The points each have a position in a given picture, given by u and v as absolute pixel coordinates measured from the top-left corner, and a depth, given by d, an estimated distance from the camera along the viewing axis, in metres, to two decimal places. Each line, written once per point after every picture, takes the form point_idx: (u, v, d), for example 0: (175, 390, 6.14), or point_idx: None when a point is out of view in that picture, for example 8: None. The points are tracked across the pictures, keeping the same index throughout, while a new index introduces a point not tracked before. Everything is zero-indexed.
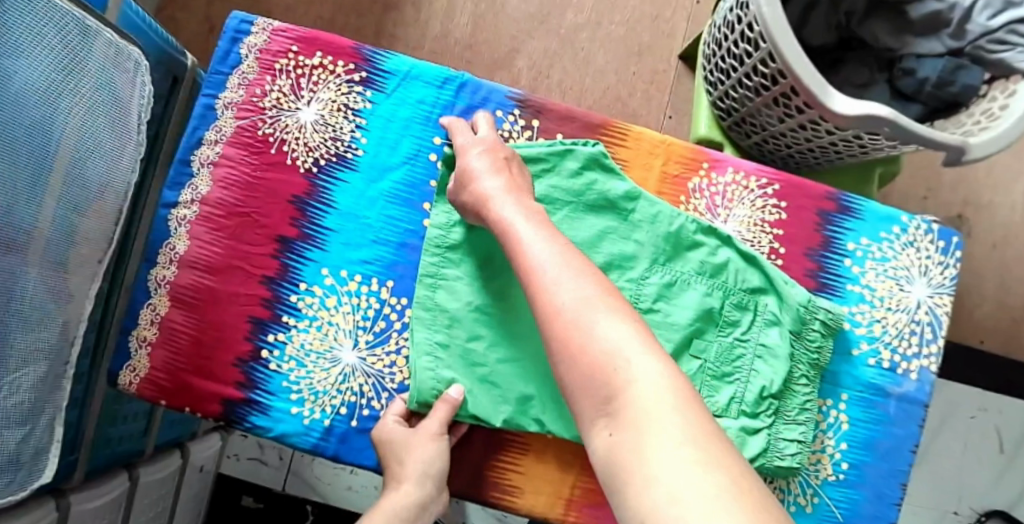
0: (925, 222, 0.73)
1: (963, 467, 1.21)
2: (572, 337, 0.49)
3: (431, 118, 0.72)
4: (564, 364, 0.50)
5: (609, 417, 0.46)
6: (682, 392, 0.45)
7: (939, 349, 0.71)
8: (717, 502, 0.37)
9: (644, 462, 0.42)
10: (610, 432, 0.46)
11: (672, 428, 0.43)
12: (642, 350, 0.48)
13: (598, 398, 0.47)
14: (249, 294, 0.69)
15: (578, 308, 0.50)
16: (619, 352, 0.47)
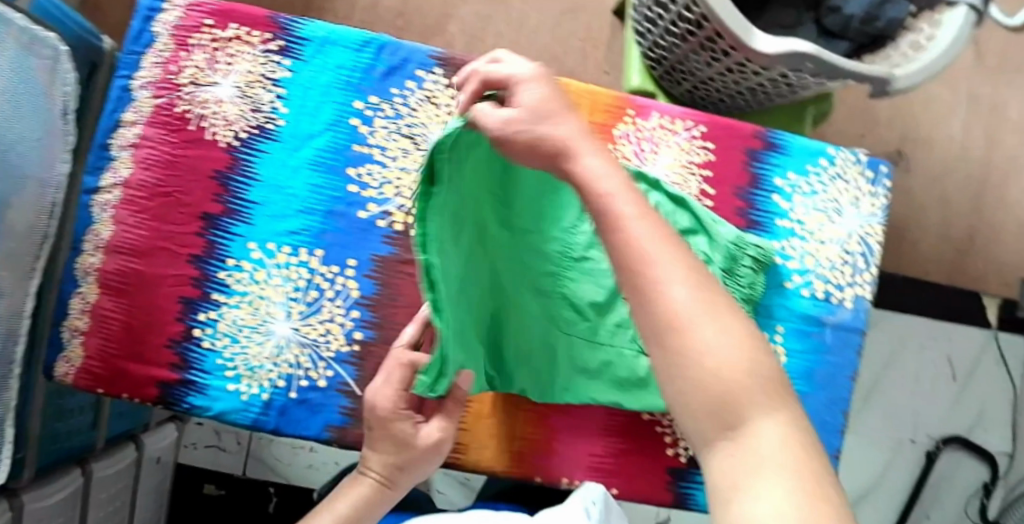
0: (853, 153, 0.74)
1: (916, 395, 1.31)
2: (693, 340, 0.37)
3: (352, 83, 0.70)
4: (672, 375, 0.37)
5: (729, 444, 0.35)
6: (802, 445, 0.35)
7: (873, 277, 0.73)
8: None
9: (753, 493, 0.33)
10: (729, 458, 0.35)
11: (782, 456, 0.34)
12: (762, 381, 0.37)
13: (720, 423, 0.36)
14: (177, 275, 0.68)
15: (700, 311, 0.38)
16: (742, 378, 0.36)
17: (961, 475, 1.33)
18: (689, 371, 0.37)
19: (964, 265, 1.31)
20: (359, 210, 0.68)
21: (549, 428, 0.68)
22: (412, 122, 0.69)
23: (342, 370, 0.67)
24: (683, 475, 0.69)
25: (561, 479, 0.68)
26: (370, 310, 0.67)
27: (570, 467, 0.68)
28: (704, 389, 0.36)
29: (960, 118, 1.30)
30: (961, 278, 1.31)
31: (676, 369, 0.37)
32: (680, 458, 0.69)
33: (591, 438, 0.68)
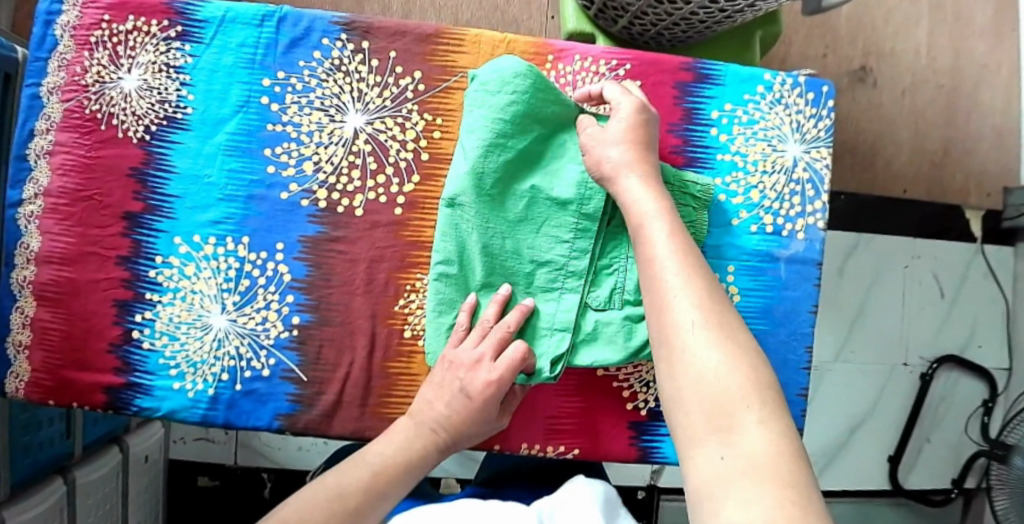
0: (791, 76, 0.70)
1: (907, 316, 1.29)
2: (680, 351, 0.45)
3: (256, 61, 0.67)
4: (673, 383, 0.45)
5: (723, 441, 0.41)
6: (788, 449, 0.39)
7: (825, 206, 0.69)
8: None
9: (729, 487, 0.38)
10: (718, 456, 0.40)
11: (763, 459, 0.39)
12: (747, 385, 0.43)
13: (715, 421, 0.41)
14: (108, 279, 0.66)
15: (702, 323, 0.46)
16: (725, 382, 0.43)
17: (959, 394, 1.31)
18: (692, 378, 0.44)
19: (942, 178, 1.30)
20: (280, 191, 0.66)
21: None
22: (323, 94, 0.66)
23: (285, 357, 0.65)
24: (644, 428, 0.67)
25: (520, 445, 0.66)
26: (304, 293, 0.66)
27: (530, 431, 0.66)
28: (704, 392, 0.43)
29: (923, 27, 1.28)
30: (938, 191, 1.30)
31: (682, 376, 0.44)
32: (640, 412, 0.67)
33: (550, 399, 0.66)
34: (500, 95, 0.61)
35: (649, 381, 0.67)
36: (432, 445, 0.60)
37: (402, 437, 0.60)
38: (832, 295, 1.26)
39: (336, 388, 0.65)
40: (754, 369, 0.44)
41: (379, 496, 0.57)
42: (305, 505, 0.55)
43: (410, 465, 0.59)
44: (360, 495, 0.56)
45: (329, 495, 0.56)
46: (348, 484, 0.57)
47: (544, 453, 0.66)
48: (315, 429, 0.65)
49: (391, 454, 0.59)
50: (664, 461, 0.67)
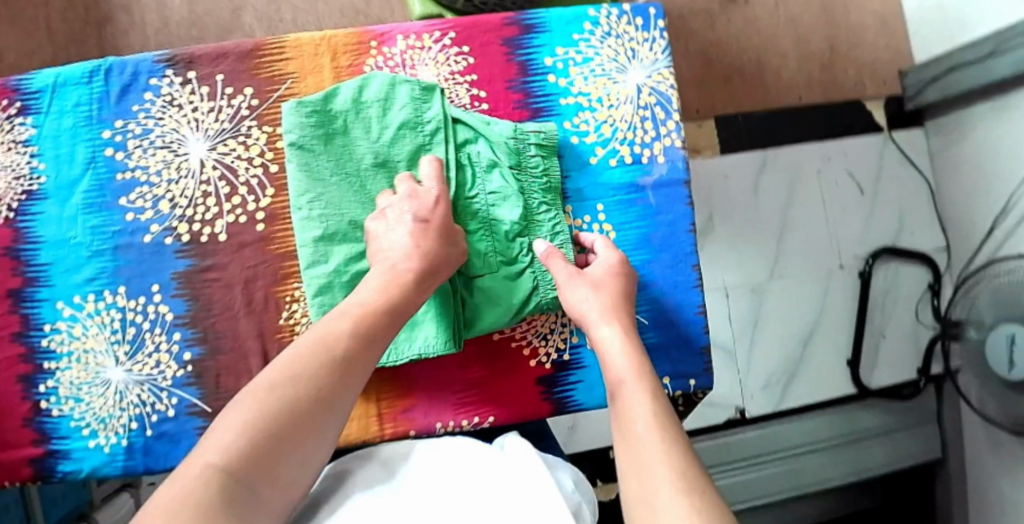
0: (615, 7, 0.71)
1: (835, 219, 1.31)
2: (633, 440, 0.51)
3: (94, 115, 0.67)
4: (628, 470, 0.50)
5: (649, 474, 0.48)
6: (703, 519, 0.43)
7: (678, 124, 0.70)
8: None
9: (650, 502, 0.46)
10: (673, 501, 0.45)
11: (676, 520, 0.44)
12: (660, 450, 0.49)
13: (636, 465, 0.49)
14: (6, 357, 0.66)
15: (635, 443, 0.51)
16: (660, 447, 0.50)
17: (902, 283, 1.32)
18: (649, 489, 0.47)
19: (835, 78, 1.34)
20: (144, 234, 0.66)
21: (406, 379, 0.67)
22: (162, 132, 0.67)
23: (185, 393, 0.66)
24: (554, 381, 0.68)
25: (432, 425, 0.67)
26: (189, 328, 0.66)
27: (437, 410, 0.67)
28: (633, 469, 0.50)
29: None
30: (834, 92, 1.34)
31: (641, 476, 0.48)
32: (545, 366, 0.68)
33: (450, 375, 0.67)
34: (319, 150, 0.63)
35: (546, 334, 0.68)
36: (414, 278, 0.58)
37: (404, 240, 0.59)
38: (737, 205, 1.27)
39: None
40: (669, 442, 0.50)
41: (365, 346, 0.55)
42: (295, 361, 0.53)
43: (392, 306, 0.57)
44: (345, 353, 0.54)
45: (317, 344, 0.54)
46: (331, 333, 0.55)
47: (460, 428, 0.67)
48: None
49: (375, 299, 0.57)
50: (580, 408, 0.69)
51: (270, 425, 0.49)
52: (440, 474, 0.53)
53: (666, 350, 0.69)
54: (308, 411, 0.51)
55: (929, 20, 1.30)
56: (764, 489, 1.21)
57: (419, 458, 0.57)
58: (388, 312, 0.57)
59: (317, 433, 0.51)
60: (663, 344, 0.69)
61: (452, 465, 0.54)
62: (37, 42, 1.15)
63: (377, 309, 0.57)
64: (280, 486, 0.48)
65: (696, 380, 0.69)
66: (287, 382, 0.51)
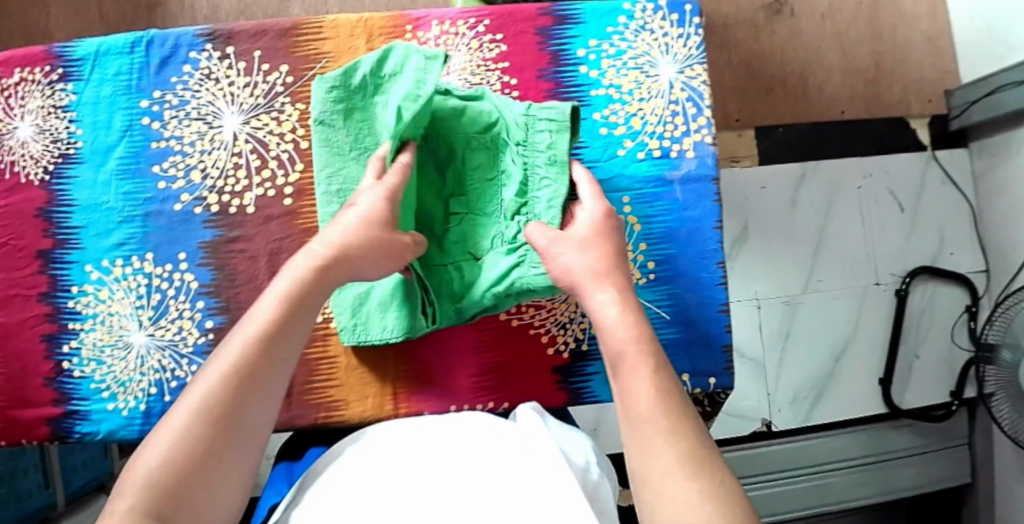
0: (651, 2, 0.70)
1: (871, 235, 1.27)
2: (637, 413, 0.49)
3: (132, 85, 0.69)
4: (634, 446, 0.48)
5: (660, 451, 0.46)
6: (714, 500, 0.42)
7: (710, 121, 0.69)
8: (713, 503, 0.42)
9: (657, 483, 0.44)
10: (684, 481, 0.44)
11: (689, 499, 0.42)
12: (666, 425, 0.47)
13: (643, 440, 0.47)
14: (34, 315, 0.68)
15: (638, 419, 0.48)
16: (665, 422, 0.47)
17: (939, 305, 1.28)
18: (655, 466, 0.45)
19: (879, 93, 1.31)
20: (174, 203, 0.68)
21: (424, 359, 0.67)
22: (198, 104, 0.68)
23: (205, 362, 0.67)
24: (571, 371, 0.68)
25: (447, 407, 0.66)
26: (213, 296, 0.67)
27: (453, 392, 0.67)
28: (639, 443, 0.47)
29: None
30: (878, 107, 1.32)
31: (647, 450, 0.46)
32: (562, 355, 0.68)
33: (468, 359, 0.67)
34: (338, 124, 0.64)
35: (565, 322, 0.68)
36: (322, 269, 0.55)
37: (353, 227, 0.56)
38: (769, 217, 1.25)
39: None
40: (676, 416, 0.48)
41: (265, 354, 0.51)
42: (201, 383, 0.50)
43: (297, 303, 0.54)
44: (249, 360, 0.51)
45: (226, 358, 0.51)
46: (241, 343, 0.51)
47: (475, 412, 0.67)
48: None
49: (278, 295, 0.54)
50: (596, 400, 0.68)
51: (177, 460, 0.46)
52: (413, 455, 0.53)
53: (686, 347, 0.68)
54: (218, 434, 0.48)
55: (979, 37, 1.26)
56: (784, 506, 1.18)
57: (358, 450, 0.56)
58: (295, 308, 0.53)
59: (228, 456, 0.48)
60: (685, 340, 0.68)
61: (398, 450, 0.54)
62: (89, 22, 1.20)
63: (278, 313, 0.53)
64: (198, 514, 0.47)
65: (716, 380, 0.68)
66: (195, 411, 0.48)
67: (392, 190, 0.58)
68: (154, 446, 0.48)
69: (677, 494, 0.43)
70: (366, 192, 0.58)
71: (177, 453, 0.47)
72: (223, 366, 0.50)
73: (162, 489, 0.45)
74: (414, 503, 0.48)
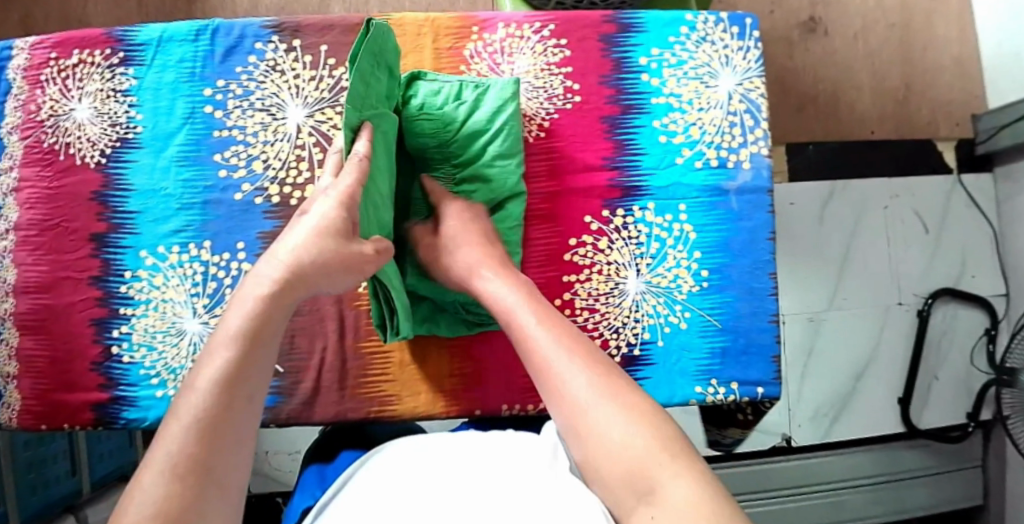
0: (713, 14, 0.71)
1: (895, 255, 1.29)
2: (550, 374, 0.51)
3: (196, 73, 0.69)
4: (558, 405, 0.50)
5: (578, 402, 0.49)
6: (638, 417, 0.47)
7: (766, 133, 0.70)
8: (631, 420, 0.47)
9: (587, 422, 0.47)
10: (609, 413, 0.47)
11: (614, 429, 0.46)
12: (571, 370, 0.50)
13: (563, 400, 0.49)
14: (84, 299, 0.68)
15: (554, 376, 0.51)
16: (560, 372, 0.50)
17: (959, 326, 1.29)
18: (578, 415, 0.48)
19: (908, 114, 1.33)
20: (234, 192, 0.68)
21: (477, 358, 0.67)
22: (262, 95, 0.69)
23: None
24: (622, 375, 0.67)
25: (499, 406, 0.67)
26: None
27: (506, 391, 0.67)
28: (564, 403, 0.49)
29: None
30: (906, 128, 1.33)
31: (565, 404, 0.49)
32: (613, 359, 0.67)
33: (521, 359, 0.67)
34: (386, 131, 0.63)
35: (618, 326, 0.68)
36: (276, 286, 0.50)
37: (300, 237, 0.52)
38: (796, 233, 1.26)
39: (312, 375, 0.66)
40: (582, 356, 0.51)
41: (227, 397, 0.45)
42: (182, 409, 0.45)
43: (252, 334, 0.48)
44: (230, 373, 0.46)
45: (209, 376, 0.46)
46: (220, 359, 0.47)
47: (525, 412, 0.67)
48: (295, 418, 0.65)
49: (243, 309, 0.49)
50: None
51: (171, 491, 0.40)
52: (402, 473, 0.47)
53: (737, 355, 0.68)
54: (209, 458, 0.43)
55: (1008, 65, 1.28)
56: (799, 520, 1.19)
57: (379, 463, 0.50)
58: (251, 342, 0.48)
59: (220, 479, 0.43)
60: (735, 349, 0.68)
61: (415, 468, 0.48)
62: (128, 10, 1.20)
63: (253, 315, 0.48)
64: None
65: (764, 389, 0.68)
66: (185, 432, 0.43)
67: (348, 193, 0.53)
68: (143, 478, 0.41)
69: (607, 427, 0.47)
70: (321, 198, 0.54)
71: (174, 481, 0.41)
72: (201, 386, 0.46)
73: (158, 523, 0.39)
74: (443, 500, 0.44)
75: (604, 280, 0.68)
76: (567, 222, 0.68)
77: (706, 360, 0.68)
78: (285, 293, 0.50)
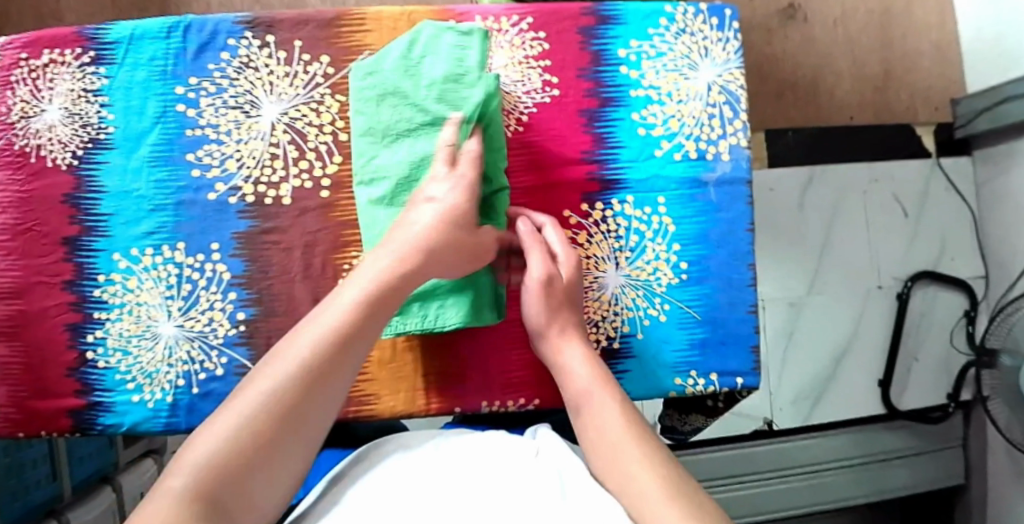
0: (692, 4, 0.71)
1: (875, 240, 1.30)
2: (611, 451, 0.50)
3: (167, 70, 0.68)
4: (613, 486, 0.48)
5: (633, 479, 0.47)
6: (691, 503, 0.44)
7: (746, 125, 0.70)
8: (683, 506, 0.43)
9: (637, 503, 0.45)
10: (662, 495, 0.44)
11: (663, 509, 0.43)
12: (633, 451, 0.49)
13: (618, 479, 0.48)
14: (57, 304, 0.67)
15: (615, 452, 0.50)
16: (621, 448, 0.50)
17: (938, 309, 1.31)
18: (629, 496, 0.46)
19: (887, 100, 1.34)
20: (207, 193, 0.67)
21: (456, 355, 0.67)
22: (236, 92, 0.67)
23: (236, 354, 0.66)
24: None
25: (478, 405, 0.67)
26: (245, 288, 0.66)
27: (485, 388, 0.67)
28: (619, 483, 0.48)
29: None
30: (885, 114, 1.34)
31: (621, 485, 0.47)
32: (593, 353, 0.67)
33: (500, 355, 0.67)
34: (372, 111, 0.61)
35: (597, 319, 0.67)
36: (381, 288, 0.52)
37: (430, 220, 0.55)
38: (778, 220, 1.26)
39: None
40: (646, 443, 0.50)
41: (317, 377, 0.47)
42: (276, 368, 0.47)
43: (348, 337, 0.49)
44: (323, 354, 0.48)
45: (316, 346, 0.48)
46: (316, 340, 0.48)
47: (505, 408, 0.67)
48: None
49: (349, 305, 0.50)
50: None
51: (249, 439, 0.43)
52: (433, 480, 0.49)
53: (716, 347, 0.68)
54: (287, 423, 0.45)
55: (986, 49, 1.29)
56: (783, 503, 1.21)
57: (397, 463, 0.51)
58: (346, 343, 0.49)
59: (289, 445, 0.45)
60: (714, 339, 0.68)
61: (433, 473, 0.50)
62: (100, 4, 1.18)
63: (355, 313, 0.50)
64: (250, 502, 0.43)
65: (743, 380, 0.68)
66: (271, 392, 0.45)
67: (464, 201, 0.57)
68: (224, 419, 0.44)
69: (657, 508, 0.43)
70: (441, 181, 0.57)
71: (250, 431, 0.44)
72: (301, 352, 0.47)
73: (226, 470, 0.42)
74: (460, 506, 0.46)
75: (583, 274, 0.67)
76: (547, 217, 0.68)
77: (686, 351, 0.68)
78: (386, 305, 0.52)
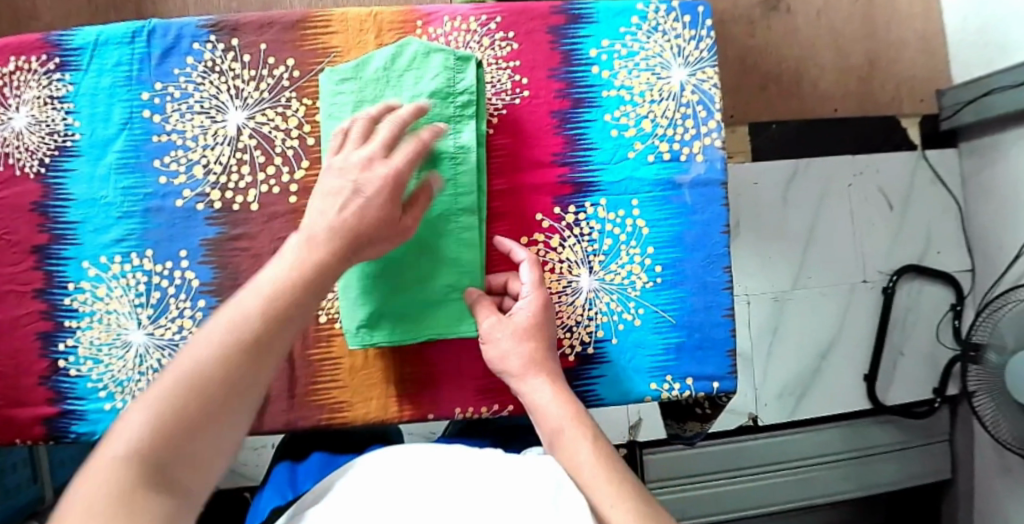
0: (664, 2, 0.70)
1: (860, 233, 1.29)
2: (584, 491, 0.52)
3: (133, 76, 0.67)
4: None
5: (607, 519, 0.50)
6: None
7: (720, 125, 0.69)
8: None
9: None
10: None
11: None
12: (605, 490, 0.52)
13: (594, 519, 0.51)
14: (28, 312, 0.66)
15: (588, 491, 0.52)
16: (593, 488, 0.52)
17: (923, 303, 1.31)
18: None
19: (871, 92, 1.33)
20: (174, 199, 0.66)
21: (432, 360, 0.66)
22: (201, 97, 0.66)
23: None
24: (578, 373, 0.67)
25: (453, 410, 0.66)
26: (214, 295, 0.66)
27: (461, 394, 0.66)
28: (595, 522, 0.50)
29: None
30: (870, 106, 1.33)
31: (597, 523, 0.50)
32: (569, 358, 0.67)
33: (475, 360, 0.67)
34: (346, 116, 0.62)
35: (571, 324, 0.67)
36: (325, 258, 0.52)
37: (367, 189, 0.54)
38: (763, 214, 1.26)
39: None
40: (619, 481, 0.52)
41: (249, 343, 0.48)
42: (205, 338, 0.47)
43: (276, 312, 0.49)
44: (259, 324, 0.48)
45: (233, 320, 0.48)
46: (244, 309, 0.49)
47: (479, 414, 0.67)
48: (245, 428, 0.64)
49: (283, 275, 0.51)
50: (600, 403, 0.67)
51: (178, 405, 0.44)
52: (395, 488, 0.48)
53: (692, 351, 0.68)
54: (221, 390, 0.46)
55: (969, 40, 1.28)
56: (769, 498, 1.22)
57: (369, 459, 0.52)
58: (275, 317, 0.49)
59: (225, 414, 0.46)
60: (690, 344, 0.68)
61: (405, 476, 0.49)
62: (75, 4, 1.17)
63: (286, 281, 0.51)
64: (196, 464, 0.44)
65: (719, 384, 0.68)
66: (198, 359, 0.46)
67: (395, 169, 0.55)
68: (155, 390, 0.45)
69: None
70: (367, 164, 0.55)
71: (180, 399, 0.44)
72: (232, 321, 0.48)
73: (166, 433, 0.43)
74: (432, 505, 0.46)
75: (557, 278, 0.67)
76: (520, 221, 0.67)
77: (661, 355, 0.68)
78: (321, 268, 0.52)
